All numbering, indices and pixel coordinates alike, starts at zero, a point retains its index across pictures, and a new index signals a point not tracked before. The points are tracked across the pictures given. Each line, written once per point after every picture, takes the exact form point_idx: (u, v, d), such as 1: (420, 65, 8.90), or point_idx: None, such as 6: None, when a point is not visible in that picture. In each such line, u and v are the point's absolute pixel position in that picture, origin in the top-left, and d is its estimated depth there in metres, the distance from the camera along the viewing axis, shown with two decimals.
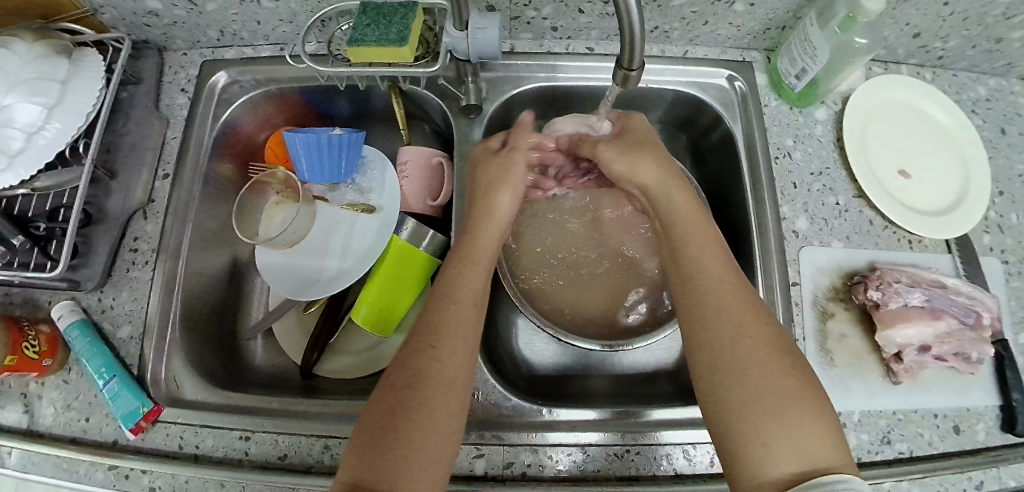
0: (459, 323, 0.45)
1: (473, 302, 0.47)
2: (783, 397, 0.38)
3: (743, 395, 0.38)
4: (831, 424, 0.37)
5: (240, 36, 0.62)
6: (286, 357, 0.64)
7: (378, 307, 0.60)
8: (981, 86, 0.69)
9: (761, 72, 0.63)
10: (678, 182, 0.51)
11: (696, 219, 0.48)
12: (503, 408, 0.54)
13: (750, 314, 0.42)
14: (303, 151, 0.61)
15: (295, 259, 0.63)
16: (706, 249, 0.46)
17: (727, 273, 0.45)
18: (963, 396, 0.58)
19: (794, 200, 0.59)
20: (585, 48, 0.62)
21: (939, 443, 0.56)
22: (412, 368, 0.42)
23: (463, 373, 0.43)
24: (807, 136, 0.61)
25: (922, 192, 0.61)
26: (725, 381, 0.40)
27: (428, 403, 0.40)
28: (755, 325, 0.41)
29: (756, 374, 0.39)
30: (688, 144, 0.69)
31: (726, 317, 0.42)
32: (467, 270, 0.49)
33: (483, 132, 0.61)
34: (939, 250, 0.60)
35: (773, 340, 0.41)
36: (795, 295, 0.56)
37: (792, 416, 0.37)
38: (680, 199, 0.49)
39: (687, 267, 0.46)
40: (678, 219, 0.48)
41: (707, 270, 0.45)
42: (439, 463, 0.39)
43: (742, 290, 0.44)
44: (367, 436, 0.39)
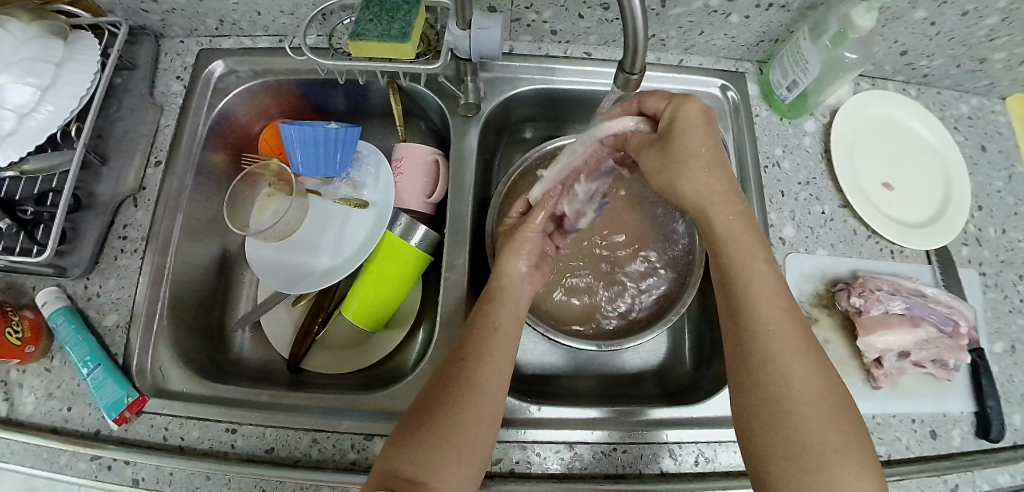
0: (489, 342, 0.48)
1: (505, 331, 0.50)
2: (830, 451, 0.39)
3: (785, 441, 0.40)
4: (874, 479, 0.38)
5: (239, 26, 0.61)
6: (273, 351, 0.64)
7: (369, 301, 0.60)
8: (964, 104, 0.71)
9: (753, 83, 0.65)
10: (731, 217, 0.49)
11: (754, 258, 0.48)
12: None
13: (806, 360, 0.43)
14: (298, 144, 0.62)
15: (286, 252, 0.63)
16: (762, 287, 0.46)
17: (785, 316, 0.45)
18: (940, 402, 0.60)
19: (782, 209, 0.60)
20: (583, 53, 0.62)
21: (916, 447, 0.58)
22: (453, 380, 0.46)
23: (492, 388, 0.46)
24: (795, 147, 0.62)
25: (903, 205, 0.63)
26: (773, 429, 0.41)
27: (463, 413, 0.43)
28: (810, 372, 0.42)
29: (799, 423, 0.40)
30: None
31: (781, 361, 0.43)
32: (501, 302, 0.52)
33: (480, 131, 0.61)
34: (919, 260, 0.62)
35: (823, 387, 0.42)
36: None
37: (835, 468, 0.38)
38: (722, 228, 0.49)
39: (743, 306, 0.46)
40: (734, 257, 0.48)
41: (761, 310, 0.45)
42: (465, 474, 0.42)
43: (798, 334, 0.44)
44: (407, 431, 0.43)
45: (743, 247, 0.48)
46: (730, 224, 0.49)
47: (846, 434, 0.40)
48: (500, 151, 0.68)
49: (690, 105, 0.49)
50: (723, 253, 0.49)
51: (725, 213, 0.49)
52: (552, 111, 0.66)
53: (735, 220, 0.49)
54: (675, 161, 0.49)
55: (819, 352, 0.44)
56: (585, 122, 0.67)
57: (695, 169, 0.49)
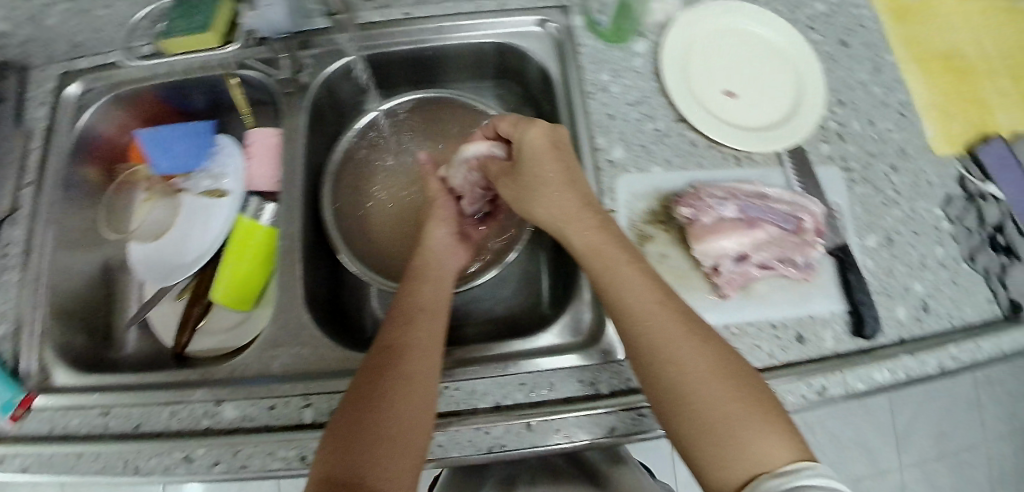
0: (419, 332, 0.49)
1: (432, 309, 0.52)
2: (729, 416, 0.40)
3: (692, 419, 0.41)
4: (778, 427, 0.40)
5: (89, 46, 0.66)
6: (158, 344, 0.68)
7: (234, 285, 0.64)
8: (819, 2, 0.69)
9: (577, 15, 0.63)
10: (588, 231, 0.49)
11: (618, 262, 0.48)
12: (331, 358, 0.56)
13: (692, 339, 0.44)
14: (151, 145, 0.67)
15: (159, 249, 0.67)
16: (628, 285, 0.47)
17: (659, 307, 0.45)
18: (803, 305, 0.57)
19: (610, 131, 0.58)
20: (402, 13, 0.63)
21: (781, 354, 0.56)
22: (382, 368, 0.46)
23: (431, 373, 0.46)
24: (624, 70, 0.61)
25: (749, 110, 0.61)
26: (676, 411, 0.42)
27: (391, 399, 0.43)
28: (698, 352, 0.43)
29: (699, 399, 0.41)
30: (521, 93, 0.70)
31: (670, 352, 0.43)
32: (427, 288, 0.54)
33: (312, 104, 0.62)
34: (770, 163, 0.60)
35: (711, 355, 0.43)
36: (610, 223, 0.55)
37: (738, 429, 0.40)
38: (580, 240, 0.50)
39: (622, 312, 0.46)
40: (601, 271, 0.48)
41: (632, 305, 0.46)
42: (410, 460, 0.42)
43: (676, 317, 0.45)
44: (343, 432, 0.42)
45: (612, 254, 0.48)
46: (587, 236, 0.49)
47: (745, 399, 0.41)
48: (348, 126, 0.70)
49: (533, 132, 0.52)
50: (589, 265, 0.49)
51: (581, 228, 0.50)
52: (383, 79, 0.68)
53: (597, 228, 0.49)
54: (529, 190, 0.53)
55: (701, 329, 0.45)
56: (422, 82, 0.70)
57: (546, 193, 0.51)
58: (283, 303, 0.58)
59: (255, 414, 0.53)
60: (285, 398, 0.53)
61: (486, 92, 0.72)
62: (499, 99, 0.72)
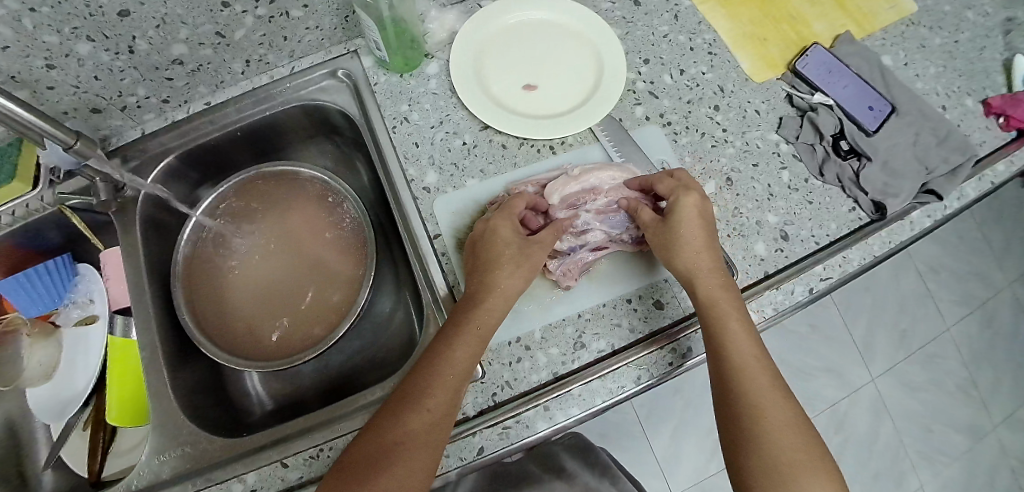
0: (438, 403, 0.44)
1: (459, 380, 0.45)
2: (798, 465, 0.41)
3: (759, 468, 0.41)
4: (828, 476, 0.41)
5: None
6: (75, 476, 0.66)
7: (126, 399, 0.62)
8: None
9: (366, 56, 0.63)
10: (715, 281, 0.50)
11: (729, 315, 0.48)
12: (215, 450, 0.55)
13: (780, 389, 0.45)
14: (11, 293, 0.65)
15: (53, 386, 0.67)
16: (733, 324, 0.47)
17: (758, 362, 0.46)
18: (653, 270, 0.57)
19: (419, 159, 0.58)
20: (205, 104, 0.65)
21: (642, 326, 0.55)
22: (430, 421, 0.43)
23: (437, 450, 0.43)
24: (420, 96, 0.61)
25: (553, 97, 0.61)
26: (749, 455, 0.42)
27: (415, 450, 0.42)
28: (781, 401, 0.44)
29: (771, 445, 0.42)
30: (345, 145, 0.71)
31: (760, 401, 0.44)
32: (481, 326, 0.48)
33: (143, 214, 0.63)
34: (586, 141, 0.60)
35: (784, 397, 0.44)
36: (438, 247, 0.56)
37: (803, 478, 0.40)
38: (708, 287, 0.49)
39: (735, 360, 0.46)
40: (732, 323, 0.47)
41: (739, 345, 0.46)
42: None
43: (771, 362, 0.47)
44: (356, 470, 0.42)
45: (724, 302, 0.49)
46: (712, 283, 0.49)
47: (807, 450, 0.42)
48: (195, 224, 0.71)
49: (687, 200, 0.52)
50: (711, 312, 0.48)
51: (710, 275, 0.50)
52: (211, 167, 0.69)
53: (726, 285, 0.50)
54: (669, 241, 0.51)
55: (776, 375, 0.46)
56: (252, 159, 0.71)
57: (684, 244, 0.51)
58: (163, 407, 0.57)
59: None
60: None
61: (320, 150, 0.73)
62: (332, 153, 0.73)
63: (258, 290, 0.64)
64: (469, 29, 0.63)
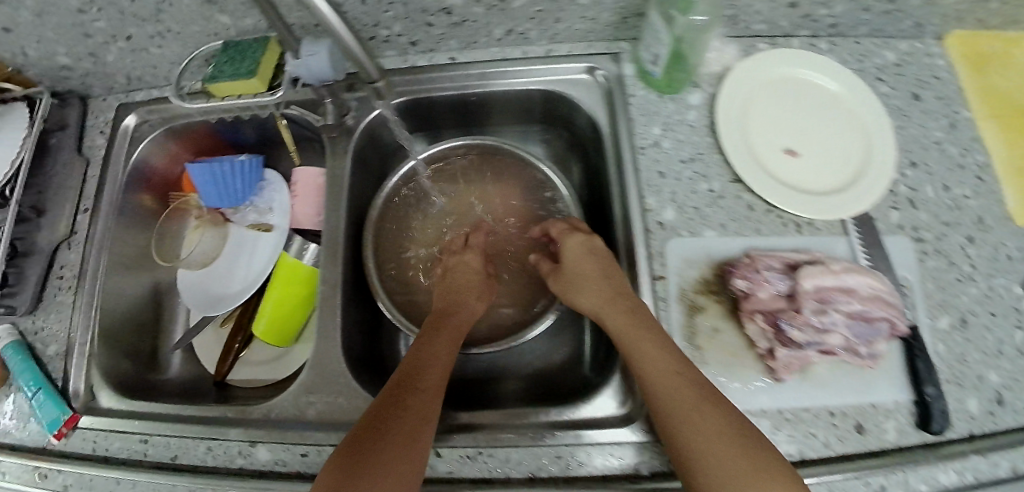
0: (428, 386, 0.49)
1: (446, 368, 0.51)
2: None
3: None
4: None
5: (145, 80, 0.68)
6: (202, 368, 0.70)
7: (274, 318, 0.65)
8: (890, 51, 0.62)
9: (627, 62, 0.60)
10: (655, 350, 0.47)
11: (637, 356, 0.48)
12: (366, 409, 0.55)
13: (722, 467, 0.41)
14: (201, 179, 0.69)
15: (206, 279, 0.70)
16: (676, 367, 0.46)
17: (711, 407, 0.44)
18: (865, 391, 0.54)
19: (661, 192, 0.56)
20: (448, 58, 0.63)
21: (837, 445, 0.52)
22: (375, 431, 0.44)
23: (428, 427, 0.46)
24: (676, 124, 0.58)
25: (811, 171, 0.57)
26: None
27: (399, 446, 0.43)
28: (762, 482, 0.40)
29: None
30: (568, 141, 0.69)
31: (696, 467, 0.42)
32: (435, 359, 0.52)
33: (357, 146, 0.62)
34: (834, 231, 0.56)
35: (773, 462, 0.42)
36: (660, 289, 0.54)
37: None
38: (648, 347, 0.47)
39: (680, 418, 0.44)
40: (665, 377, 0.46)
41: (675, 394, 0.45)
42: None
43: (759, 444, 0.42)
44: (351, 455, 0.43)
45: (642, 356, 0.47)
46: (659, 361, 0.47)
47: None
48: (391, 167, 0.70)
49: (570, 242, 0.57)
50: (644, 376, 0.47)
51: (648, 345, 0.47)
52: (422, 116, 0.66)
53: (653, 336, 0.48)
54: (574, 281, 0.56)
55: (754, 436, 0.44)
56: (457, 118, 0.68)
57: (584, 286, 0.54)
58: (321, 345, 0.57)
59: (288, 460, 0.53)
60: (320, 446, 0.53)
61: (529, 132, 0.71)
62: (546, 141, 0.71)
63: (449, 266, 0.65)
64: (742, 66, 0.59)
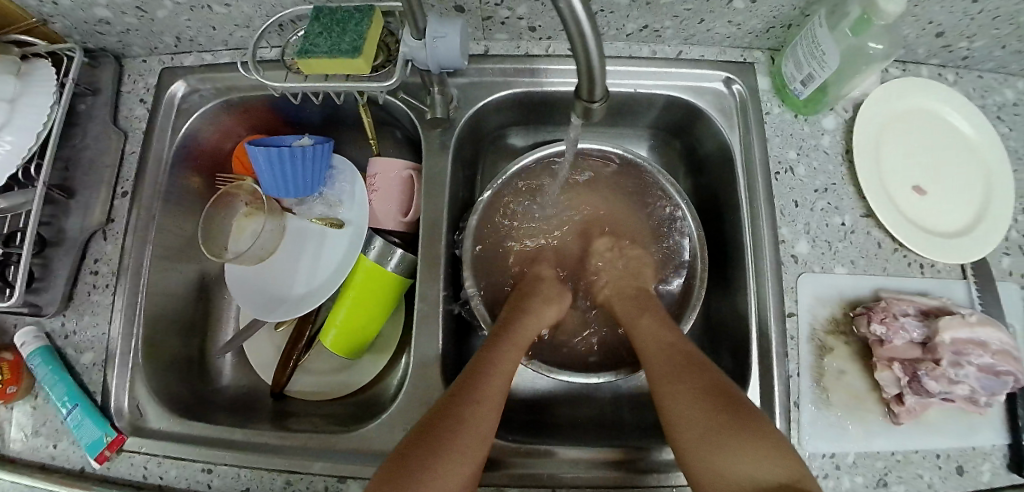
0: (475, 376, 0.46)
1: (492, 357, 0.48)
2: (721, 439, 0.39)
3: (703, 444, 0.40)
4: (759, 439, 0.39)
5: (197, 42, 0.59)
6: (259, 377, 0.63)
7: (347, 328, 0.58)
8: (1009, 89, 0.61)
9: (763, 74, 0.60)
10: (650, 321, 0.52)
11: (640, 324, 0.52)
12: None
13: (698, 443, 0.40)
14: (265, 164, 0.57)
15: (263, 278, 0.62)
16: (652, 336, 0.49)
17: (684, 363, 0.45)
18: (968, 435, 0.53)
19: (795, 221, 0.56)
20: (567, 49, 0.58)
21: (940, 485, 0.51)
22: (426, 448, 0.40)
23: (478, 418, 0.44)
24: (811, 148, 0.58)
25: (938, 210, 0.56)
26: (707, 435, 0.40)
27: (451, 446, 0.40)
28: (739, 448, 0.38)
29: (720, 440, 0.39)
30: (682, 151, 0.67)
31: (686, 447, 0.41)
32: (498, 374, 0.47)
33: (456, 143, 0.57)
34: (953, 275, 0.56)
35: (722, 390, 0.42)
36: (791, 327, 0.54)
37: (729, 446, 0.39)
38: (645, 325, 0.51)
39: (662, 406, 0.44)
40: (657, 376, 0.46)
41: (663, 359, 0.46)
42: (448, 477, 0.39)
43: (723, 415, 0.40)
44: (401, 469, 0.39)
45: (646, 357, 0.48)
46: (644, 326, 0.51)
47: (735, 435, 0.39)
48: (481, 163, 0.65)
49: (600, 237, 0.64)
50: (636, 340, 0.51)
51: (646, 321, 0.52)
52: (533, 114, 0.62)
53: (650, 341, 0.49)
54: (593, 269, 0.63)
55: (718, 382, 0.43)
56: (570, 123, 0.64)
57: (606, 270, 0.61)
58: (417, 369, 0.52)
59: None
60: None
61: (635, 136, 0.68)
62: (654, 148, 0.69)
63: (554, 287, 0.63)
64: (875, 92, 0.58)
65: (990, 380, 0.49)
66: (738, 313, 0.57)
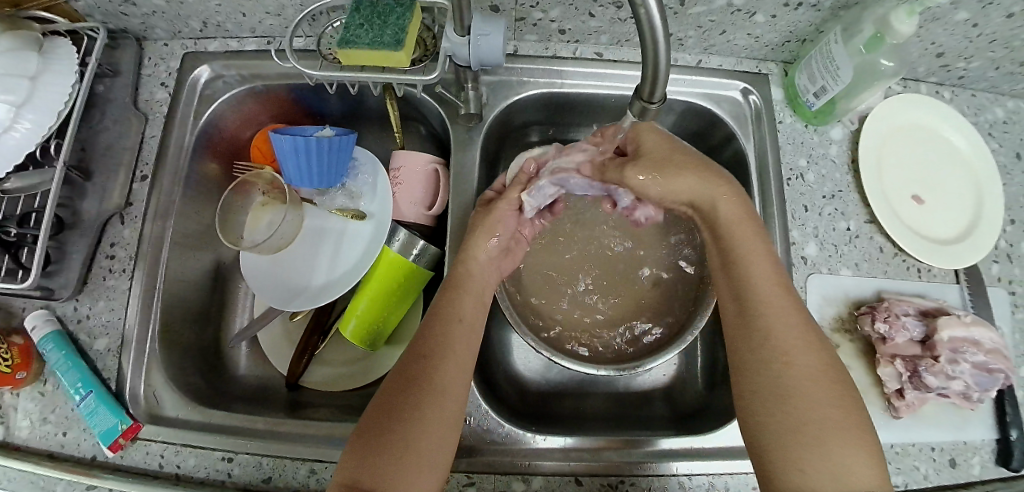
0: (449, 338, 0.46)
1: (469, 323, 0.48)
2: (821, 432, 0.38)
3: (783, 414, 0.40)
4: (858, 441, 0.38)
5: (225, 28, 0.59)
6: (273, 367, 0.63)
7: (368, 319, 0.58)
8: (999, 108, 0.66)
9: (777, 86, 0.63)
10: (761, 257, 0.46)
11: (749, 249, 0.47)
12: (495, 434, 0.53)
13: (778, 415, 0.40)
14: (291, 155, 0.56)
15: (281, 267, 0.61)
16: (759, 275, 0.46)
17: (795, 330, 0.43)
18: (961, 430, 0.56)
19: (805, 225, 0.59)
20: (593, 53, 0.59)
21: (935, 476, 0.55)
22: (394, 411, 0.41)
23: (454, 383, 0.44)
24: (820, 157, 0.61)
25: (934, 219, 0.59)
26: (782, 408, 0.40)
27: (427, 416, 0.41)
28: (835, 443, 0.38)
29: (811, 421, 0.39)
30: None
31: (782, 432, 0.39)
32: (448, 323, 0.47)
33: (483, 140, 0.59)
34: (947, 279, 0.59)
35: (820, 365, 0.42)
36: None
37: (824, 444, 0.38)
38: (751, 259, 0.46)
39: (770, 384, 0.41)
40: (775, 351, 0.42)
41: (771, 314, 0.44)
42: (436, 455, 0.41)
43: (832, 411, 0.39)
44: (367, 441, 0.40)
45: (759, 324, 0.44)
46: (756, 260, 0.46)
47: (839, 429, 0.39)
48: (503, 159, 0.67)
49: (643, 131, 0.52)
50: (740, 268, 0.46)
51: (751, 250, 0.47)
52: (556, 115, 0.64)
53: (770, 303, 0.44)
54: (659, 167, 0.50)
55: (827, 372, 0.41)
56: (590, 126, 0.65)
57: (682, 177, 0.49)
58: None
59: None
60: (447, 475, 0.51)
61: None
62: None
63: (574, 283, 0.64)
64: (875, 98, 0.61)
65: (983, 376, 0.52)
66: None
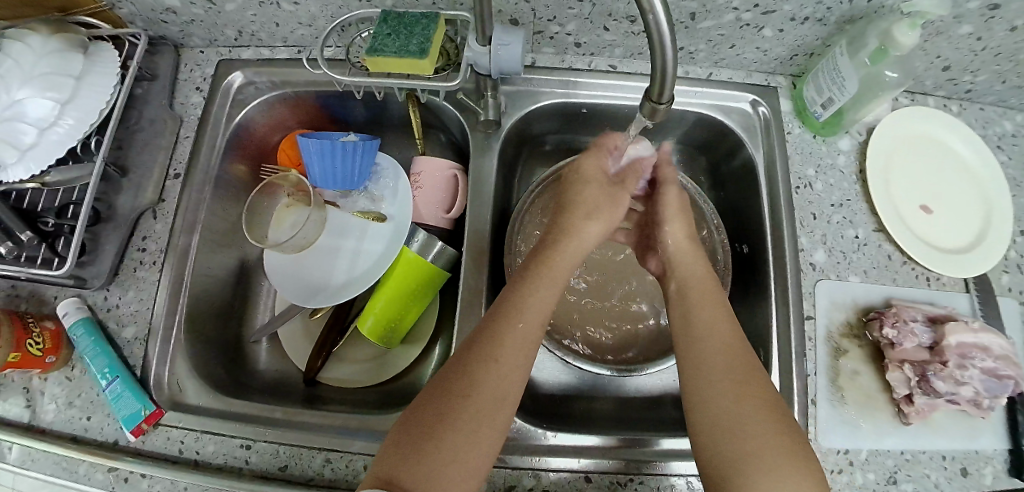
0: (521, 338, 0.45)
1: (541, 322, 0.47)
2: (762, 450, 0.39)
3: (727, 432, 0.40)
4: (795, 464, 0.39)
5: (258, 37, 0.62)
6: (291, 362, 0.64)
7: (385, 317, 0.59)
8: (1008, 122, 0.67)
9: (785, 98, 0.65)
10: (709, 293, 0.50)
11: (704, 283, 0.50)
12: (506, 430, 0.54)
13: (719, 431, 0.41)
14: (316, 157, 0.59)
15: (304, 265, 0.63)
16: (709, 306, 0.48)
17: (734, 354, 0.45)
18: (972, 438, 0.56)
19: (813, 232, 0.60)
20: (608, 65, 0.62)
21: (947, 486, 0.54)
22: (438, 412, 0.41)
23: (513, 387, 0.43)
24: (828, 167, 0.62)
25: (942, 228, 0.60)
26: (726, 426, 0.41)
27: (477, 418, 0.41)
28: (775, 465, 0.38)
29: (753, 440, 0.39)
30: (707, 167, 0.71)
31: (733, 447, 0.39)
32: (519, 319, 0.46)
33: (501, 146, 0.61)
34: (956, 288, 0.59)
35: (765, 391, 0.43)
36: (809, 328, 0.57)
37: (767, 463, 0.38)
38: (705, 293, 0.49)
39: (722, 411, 0.41)
40: (726, 377, 0.43)
41: (712, 340, 0.46)
42: (478, 459, 0.40)
43: (771, 438, 0.40)
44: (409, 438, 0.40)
45: (708, 355, 0.45)
46: (705, 293, 0.49)
47: (778, 448, 0.39)
48: (521, 165, 0.69)
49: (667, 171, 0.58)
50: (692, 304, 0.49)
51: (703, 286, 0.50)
52: (572, 125, 0.66)
53: (726, 340, 0.45)
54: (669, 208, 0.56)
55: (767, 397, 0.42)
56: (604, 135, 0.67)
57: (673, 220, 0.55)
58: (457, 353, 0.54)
59: None
60: None
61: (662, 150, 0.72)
62: (680, 162, 0.73)
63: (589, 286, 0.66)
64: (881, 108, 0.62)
65: (994, 384, 0.53)
66: (756, 319, 0.60)
